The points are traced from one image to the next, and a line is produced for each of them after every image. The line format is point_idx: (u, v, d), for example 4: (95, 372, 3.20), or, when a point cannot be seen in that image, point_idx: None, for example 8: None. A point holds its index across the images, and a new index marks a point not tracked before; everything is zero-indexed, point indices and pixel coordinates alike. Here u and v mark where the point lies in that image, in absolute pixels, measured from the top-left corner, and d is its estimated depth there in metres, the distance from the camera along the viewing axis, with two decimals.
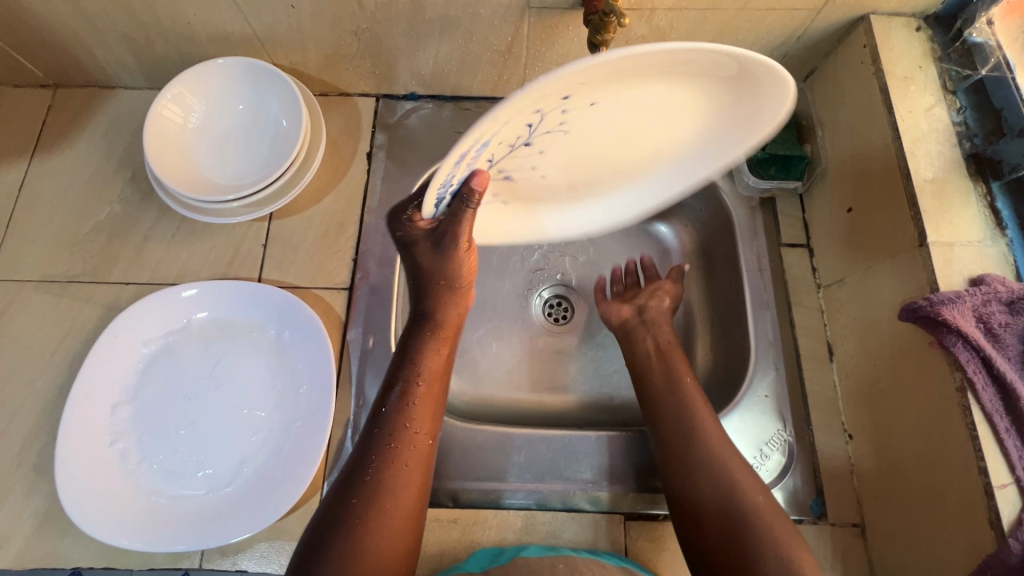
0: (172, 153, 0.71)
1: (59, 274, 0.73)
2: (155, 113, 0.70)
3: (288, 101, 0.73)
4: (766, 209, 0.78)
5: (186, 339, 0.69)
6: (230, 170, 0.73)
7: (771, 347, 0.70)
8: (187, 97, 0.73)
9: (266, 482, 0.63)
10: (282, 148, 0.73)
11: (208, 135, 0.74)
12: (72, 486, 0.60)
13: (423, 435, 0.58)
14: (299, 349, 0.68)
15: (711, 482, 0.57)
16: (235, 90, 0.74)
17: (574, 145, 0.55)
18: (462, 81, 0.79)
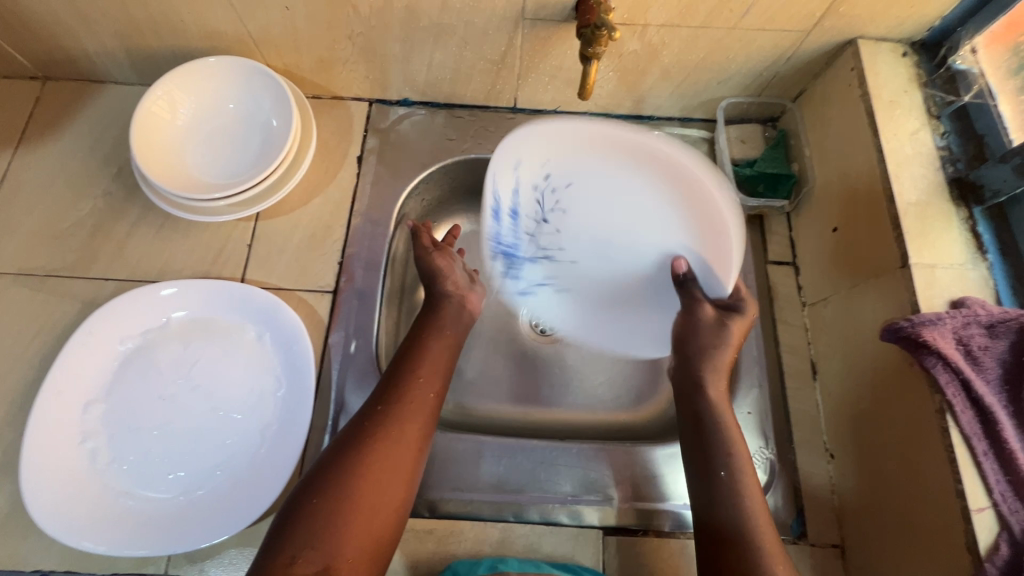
0: (158, 149, 0.71)
1: (36, 268, 0.71)
2: (144, 108, 0.70)
3: (279, 100, 0.73)
4: (753, 226, 0.79)
5: (164, 338, 0.68)
6: (218, 169, 0.73)
7: (756, 363, 0.71)
8: (176, 93, 0.72)
9: (239, 486, 0.62)
10: (271, 148, 0.73)
11: (197, 133, 0.73)
12: (37, 484, 0.59)
13: (429, 393, 0.61)
14: (279, 352, 0.67)
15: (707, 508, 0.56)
16: (227, 88, 0.74)
17: (587, 230, 0.68)
18: (455, 89, 0.79)
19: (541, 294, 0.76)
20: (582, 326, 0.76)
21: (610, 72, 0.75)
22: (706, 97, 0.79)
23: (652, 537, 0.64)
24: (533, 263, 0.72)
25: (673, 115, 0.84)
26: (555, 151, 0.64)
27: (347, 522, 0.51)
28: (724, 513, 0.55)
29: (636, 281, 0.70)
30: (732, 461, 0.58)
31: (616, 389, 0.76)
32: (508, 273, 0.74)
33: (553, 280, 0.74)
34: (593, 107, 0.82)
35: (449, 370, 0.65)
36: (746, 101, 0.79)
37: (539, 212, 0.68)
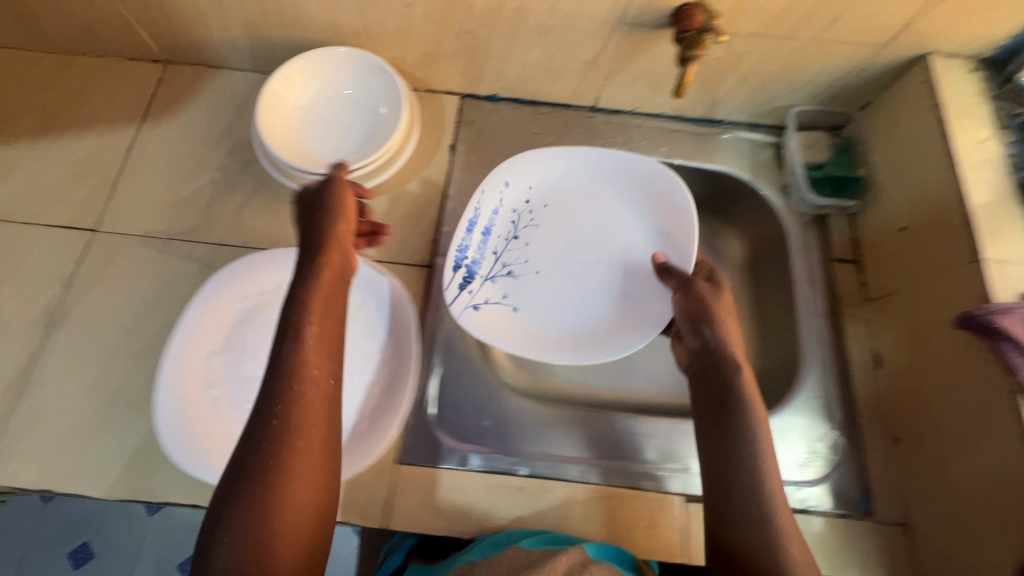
0: (281, 126, 0.78)
1: (159, 231, 0.77)
2: (269, 88, 0.77)
3: (389, 91, 0.80)
4: (816, 227, 0.83)
5: (279, 299, 0.74)
6: (332, 148, 0.79)
7: (822, 352, 0.76)
8: (300, 77, 0.79)
9: (348, 436, 0.67)
10: (381, 132, 0.79)
11: (315, 114, 0.80)
12: (169, 421, 0.64)
13: (320, 376, 0.55)
14: (383, 316, 0.73)
15: (724, 526, 0.55)
16: (343, 76, 0.81)
17: (553, 246, 0.83)
18: (543, 87, 0.86)
19: (486, 312, 0.77)
20: (528, 341, 0.76)
21: (692, 77, 0.80)
22: (777, 104, 0.85)
23: None
24: (489, 282, 0.79)
25: (742, 120, 0.90)
26: (532, 179, 0.83)
27: (270, 537, 0.47)
28: (749, 518, 0.53)
29: (598, 288, 0.81)
30: (755, 461, 0.56)
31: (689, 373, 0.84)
32: (464, 286, 0.76)
33: (507, 301, 0.79)
34: (668, 109, 0.89)
35: (338, 344, 0.59)
36: (815, 109, 0.85)
37: (513, 230, 0.83)
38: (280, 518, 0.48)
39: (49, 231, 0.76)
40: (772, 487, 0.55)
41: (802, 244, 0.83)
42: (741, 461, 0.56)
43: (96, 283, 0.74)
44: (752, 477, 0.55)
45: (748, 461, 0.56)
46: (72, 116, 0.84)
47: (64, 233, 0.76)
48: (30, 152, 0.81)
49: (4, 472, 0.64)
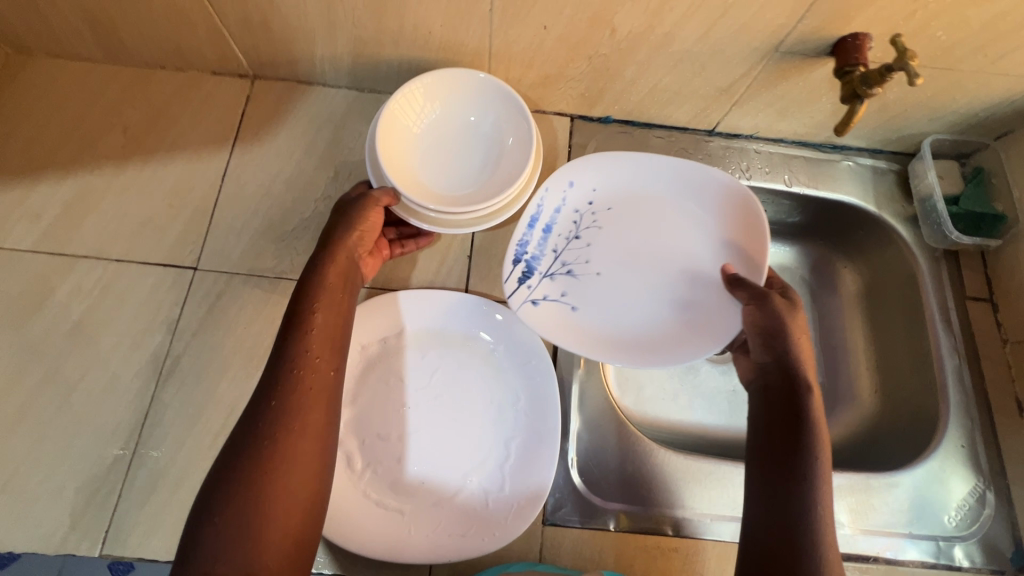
0: (397, 154, 0.72)
1: (267, 269, 0.72)
2: (389, 109, 0.70)
3: (516, 121, 0.73)
4: (949, 262, 0.80)
5: (401, 346, 0.69)
6: (450, 182, 0.73)
7: (963, 398, 0.73)
8: (422, 101, 0.73)
9: (492, 498, 0.63)
10: (505, 168, 0.73)
11: (433, 143, 0.74)
12: None
13: (322, 364, 0.56)
14: (514, 365, 0.69)
15: (756, 512, 0.56)
16: (466, 102, 0.74)
17: (613, 250, 0.75)
18: (664, 110, 0.81)
19: (546, 310, 0.70)
20: (586, 345, 0.70)
21: (830, 105, 0.76)
22: (908, 132, 0.81)
23: (882, 564, 0.67)
24: (547, 279, 0.72)
25: (864, 146, 0.85)
26: (598, 179, 0.76)
27: (259, 534, 0.47)
28: (779, 514, 0.54)
29: (661, 296, 0.73)
30: (816, 472, 0.55)
31: None
32: (522, 281, 0.70)
33: (565, 300, 0.72)
34: (790, 134, 0.84)
35: (340, 336, 0.59)
36: (949, 138, 0.81)
37: (574, 231, 0.75)
38: (275, 516, 0.48)
39: (146, 271, 0.70)
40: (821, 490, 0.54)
41: (934, 281, 0.79)
42: (793, 470, 0.56)
43: (204, 328, 0.68)
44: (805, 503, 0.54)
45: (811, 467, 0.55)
46: (157, 140, 0.77)
47: (163, 272, 0.70)
48: (115, 181, 0.75)
49: (130, 542, 0.60)
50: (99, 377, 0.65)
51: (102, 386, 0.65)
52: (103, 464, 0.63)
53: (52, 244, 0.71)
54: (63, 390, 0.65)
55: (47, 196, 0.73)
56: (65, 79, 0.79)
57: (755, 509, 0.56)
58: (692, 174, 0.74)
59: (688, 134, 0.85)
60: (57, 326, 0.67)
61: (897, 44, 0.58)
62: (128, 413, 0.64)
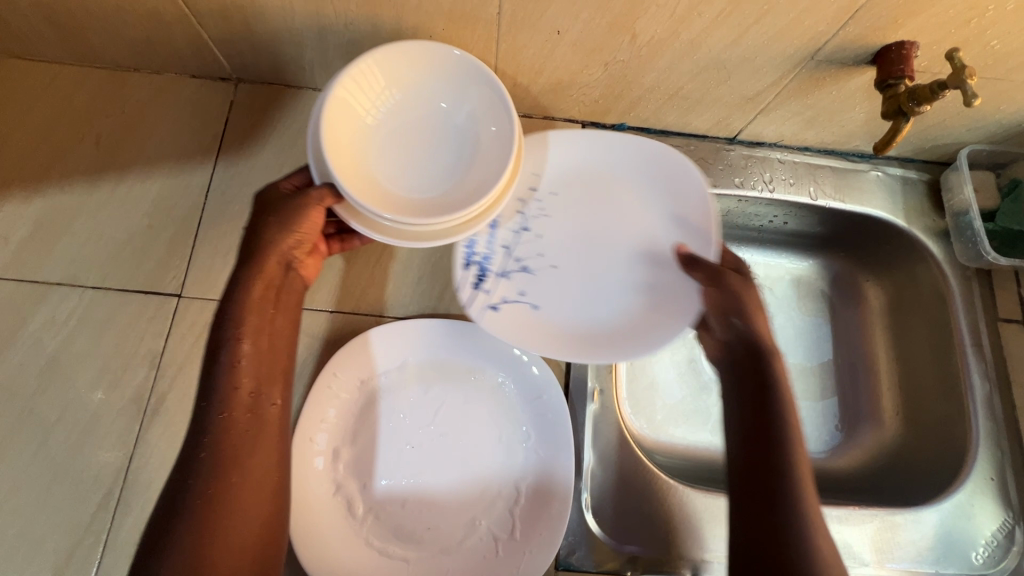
0: (347, 149, 0.57)
1: None
2: (336, 94, 0.56)
3: (493, 108, 0.59)
4: (982, 282, 0.76)
5: (404, 380, 0.65)
6: (416, 184, 0.59)
7: (993, 427, 0.70)
8: (378, 82, 0.59)
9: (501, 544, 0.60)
10: (485, 164, 0.58)
11: (394, 136, 0.60)
12: (308, 542, 0.57)
13: (260, 391, 0.52)
14: (523, 399, 0.65)
15: (740, 513, 0.53)
16: (434, 83, 0.60)
17: (571, 238, 0.69)
18: (683, 118, 0.75)
19: (507, 312, 0.64)
20: (550, 344, 0.63)
21: (862, 114, 0.70)
22: (944, 142, 0.76)
23: None
24: (503, 279, 0.66)
25: (895, 156, 0.80)
26: (529, 163, 0.69)
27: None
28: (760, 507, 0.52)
29: (632, 284, 0.67)
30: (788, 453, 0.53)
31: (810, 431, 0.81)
32: (478, 287, 0.64)
33: (524, 298, 0.66)
34: (816, 143, 0.78)
35: (281, 356, 0.55)
36: (987, 148, 0.76)
37: (523, 223, 0.69)
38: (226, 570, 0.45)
39: (126, 299, 0.65)
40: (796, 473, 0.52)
41: (965, 301, 0.75)
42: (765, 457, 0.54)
43: (190, 363, 0.63)
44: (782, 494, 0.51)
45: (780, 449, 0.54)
46: (131, 152, 0.71)
47: (144, 301, 0.65)
48: (88, 198, 0.68)
49: None
50: (77, 418, 0.61)
51: (81, 429, 0.60)
52: (83, 514, 0.58)
53: (22, 270, 0.65)
54: (39, 432, 0.60)
55: (14, 216, 0.67)
56: (28, 85, 0.72)
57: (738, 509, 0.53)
58: (631, 150, 0.69)
59: (708, 141, 0.79)
60: (31, 362, 0.62)
61: (954, 60, 0.55)
62: (110, 457, 0.60)
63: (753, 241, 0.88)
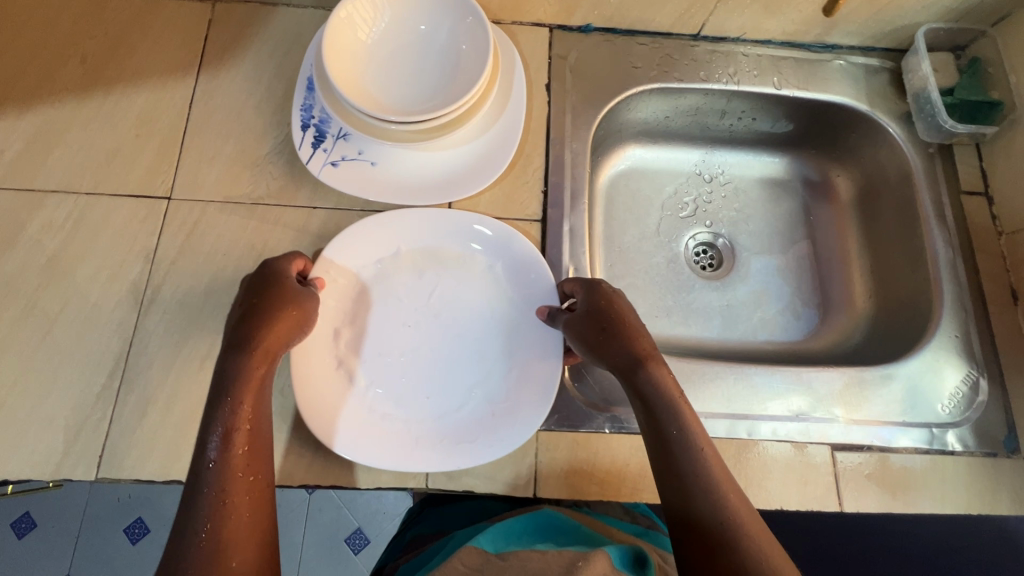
0: (345, 60, 0.65)
1: (242, 195, 0.70)
2: (337, 15, 0.64)
3: (472, 31, 0.67)
4: (944, 157, 0.78)
5: (398, 268, 0.68)
6: (409, 96, 0.68)
7: (959, 289, 0.72)
8: (373, 7, 0.67)
9: (495, 411, 0.63)
10: (464, 77, 0.67)
11: (387, 55, 0.68)
12: (314, 408, 0.61)
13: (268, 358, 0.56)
14: (511, 281, 0.68)
15: (675, 495, 0.52)
16: (418, 9, 0.68)
17: None
18: (647, 12, 0.77)
19: (349, 169, 0.71)
20: (414, 195, 0.70)
21: None
22: (903, 23, 0.78)
23: (877, 452, 0.66)
24: (340, 140, 0.71)
25: (856, 45, 0.82)
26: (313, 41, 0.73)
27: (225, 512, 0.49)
28: (700, 497, 0.51)
29: None
30: (684, 433, 0.54)
31: (787, 320, 0.84)
32: (315, 146, 0.70)
33: (364, 156, 0.71)
34: (779, 33, 0.80)
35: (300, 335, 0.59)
36: (945, 27, 0.78)
37: None
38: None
39: (118, 202, 0.68)
40: (702, 454, 0.53)
41: (930, 177, 0.77)
42: (677, 438, 0.54)
43: (183, 255, 0.67)
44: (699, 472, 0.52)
45: (680, 434, 0.54)
46: (117, 69, 0.74)
47: (136, 203, 0.68)
48: (77, 113, 0.72)
49: (122, 466, 0.59)
50: (79, 308, 0.64)
51: (83, 317, 0.64)
52: (88, 394, 0.62)
53: (19, 179, 0.68)
54: (43, 322, 0.64)
55: (8, 131, 0.70)
56: (15, 10, 0.75)
57: (675, 496, 0.52)
58: None
59: (673, 38, 0.81)
60: (32, 260, 0.66)
61: None
62: (112, 341, 0.63)
63: (725, 144, 0.91)
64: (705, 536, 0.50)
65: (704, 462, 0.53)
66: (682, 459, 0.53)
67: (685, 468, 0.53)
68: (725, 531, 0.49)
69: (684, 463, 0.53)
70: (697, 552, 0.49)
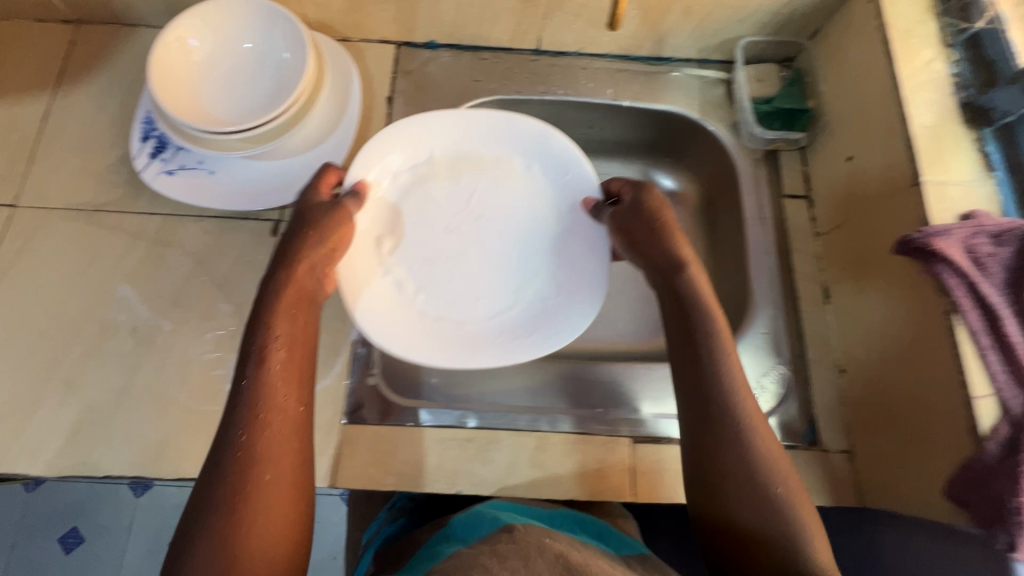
0: (173, 81, 0.69)
1: (84, 203, 0.74)
2: (159, 42, 0.68)
3: (293, 40, 0.72)
4: (769, 163, 0.82)
5: (437, 173, 0.74)
6: (241, 108, 0.72)
7: (771, 289, 0.75)
8: (198, 30, 0.71)
9: (549, 311, 0.70)
10: (289, 88, 0.71)
11: (218, 72, 0.73)
12: (373, 301, 0.67)
13: (287, 336, 0.55)
14: (553, 179, 0.74)
15: (704, 495, 0.54)
16: (241, 28, 0.73)
17: None
18: (482, 29, 0.82)
19: (187, 178, 0.74)
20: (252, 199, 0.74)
21: (634, 10, 0.77)
22: (726, 37, 0.82)
23: (677, 446, 0.68)
24: (179, 150, 0.75)
25: (691, 57, 0.86)
26: None
27: (247, 525, 0.46)
28: (740, 490, 0.52)
29: None
30: (733, 411, 0.54)
31: (638, 321, 0.84)
32: (154, 156, 0.74)
33: (202, 166, 0.75)
34: (614, 48, 0.85)
35: (314, 333, 0.58)
36: (764, 40, 0.82)
37: None
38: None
39: None
40: (754, 440, 0.53)
41: (751, 182, 0.81)
42: (722, 418, 0.54)
43: (20, 259, 0.71)
44: (737, 461, 0.53)
45: (723, 407, 0.55)
46: None
47: None
48: None
49: None
50: None
51: None
52: None
53: None
54: None
55: None
56: None
57: (716, 493, 0.53)
58: None
59: (513, 52, 0.86)
60: None
61: None
62: None
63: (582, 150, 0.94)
64: (728, 538, 0.52)
65: (753, 451, 0.53)
66: (722, 445, 0.54)
67: (728, 459, 0.53)
68: (767, 524, 0.51)
69: (717, 411, 0.55)
70: (730, 555, 0.52)
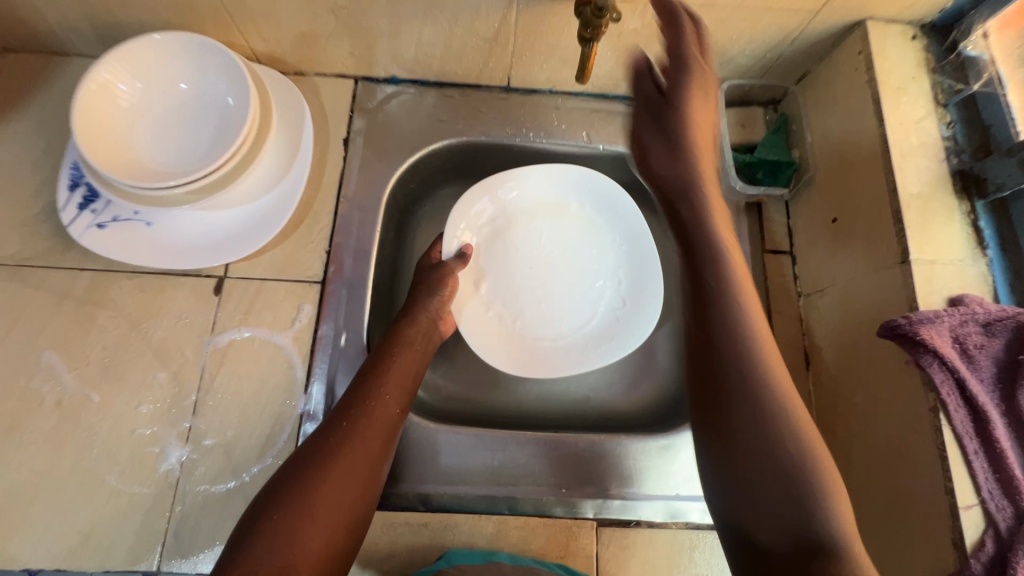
0: (103, 133, 0.63)
1: (5, 257, 0.67)
2: (82, 91, 0.62)
3: (235, 81, 0.66)
4: (751, 214, 0.76)
5: (517, 217, 0.80)
6: (181, 157, 0.66)
7: None
8: (129, 74, 0.65)
9: (619, 320, 0.77)
10: (233, 135, 0.65)
11: (156, 119, 0.66)
12: (478, 337, 0.74)
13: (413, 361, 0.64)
14: (605, 215, 0.80)
15: (725, 499, 0.50)
16: (177, 68, 0.66)
17: None
18: (446, 66, 0.75)
19: (122, 231, 0.68)
20: (195, 255, 0.68)
21: (609, 52, 0.71)
22: None
23: (644, 528, 0.64)
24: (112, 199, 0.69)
25: None
26: None
27: (301, 523, 0.49)
28: (771, 487, 0.47)
29: None
30: (758, 394, 0.50)
31: (610, 376, 0.78)
32: (84, 206, 0.68)
33: (139, 217, 0.68)
34: (589, 87, 0.79)
35: (415, 380, 0.63)
36: (748, 83, 0.77)
37: None
38: (310, 549, 0.48)
39: None
40: (795, 433, 0.49)
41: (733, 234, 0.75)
42: (749, 398, 0.50)
43: None
44: (765, 450, 0.48)
45: (749, 396, 0.50)
46: None
47: None
48: None
49: None
50: None
51: None
52: None
53: None
54: None
55: None
56: None
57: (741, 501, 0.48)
58: None
59: (481, 88, 0.80)
60: None
61: None
62: None
63: None
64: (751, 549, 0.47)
65: (789, 439, 0.48)
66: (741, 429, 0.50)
67: (747, 445, 0.49)
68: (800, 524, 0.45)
69: (747, 409, 0.50)
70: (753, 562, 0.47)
